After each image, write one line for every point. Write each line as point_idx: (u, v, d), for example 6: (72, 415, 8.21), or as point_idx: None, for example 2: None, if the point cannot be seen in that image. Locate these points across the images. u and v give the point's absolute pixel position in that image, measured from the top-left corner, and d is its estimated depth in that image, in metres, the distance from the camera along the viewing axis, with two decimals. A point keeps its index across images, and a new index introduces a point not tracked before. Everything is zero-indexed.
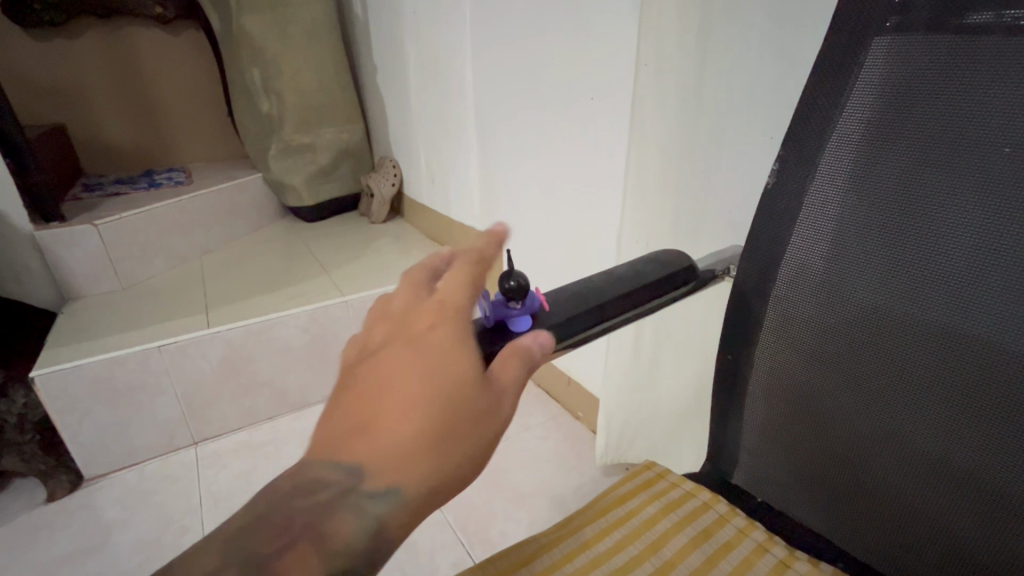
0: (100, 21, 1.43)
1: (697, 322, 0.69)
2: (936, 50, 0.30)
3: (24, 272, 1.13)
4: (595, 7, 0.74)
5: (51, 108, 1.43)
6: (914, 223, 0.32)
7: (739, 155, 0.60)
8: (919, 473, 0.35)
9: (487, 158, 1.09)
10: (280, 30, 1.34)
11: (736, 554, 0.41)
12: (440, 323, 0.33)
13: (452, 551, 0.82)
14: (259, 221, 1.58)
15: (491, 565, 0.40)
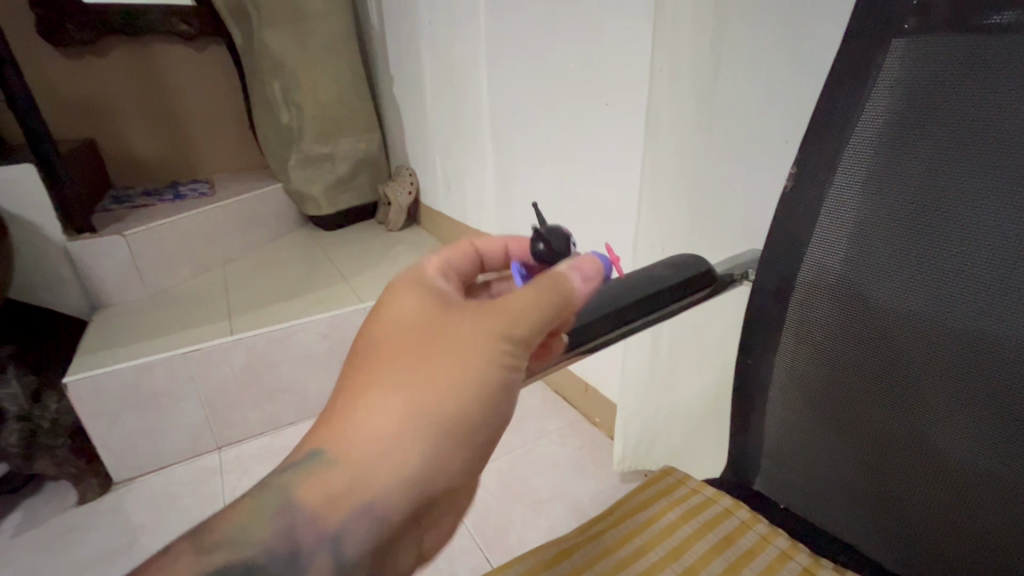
0: (128, 39, 1.48)
1: (715, 329, 0.69)
2: (955, 52, 0.30)
3: (57, 281, 1.17)
4: (608, 16, 0.74)
5: (81, 123, 1.49)
6: (936, 224, 0.32)
7: (757, 158, 0.59)
8: (946, 479, 0.34)
9: (502, 166, 1.10)
10: (299, 43, 1.37)
11: (758, 562, 0.40)
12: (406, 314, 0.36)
13: (470, 557, 0.82)
14: (279, 230, 1.62)
15: (511, 570, 0.41)
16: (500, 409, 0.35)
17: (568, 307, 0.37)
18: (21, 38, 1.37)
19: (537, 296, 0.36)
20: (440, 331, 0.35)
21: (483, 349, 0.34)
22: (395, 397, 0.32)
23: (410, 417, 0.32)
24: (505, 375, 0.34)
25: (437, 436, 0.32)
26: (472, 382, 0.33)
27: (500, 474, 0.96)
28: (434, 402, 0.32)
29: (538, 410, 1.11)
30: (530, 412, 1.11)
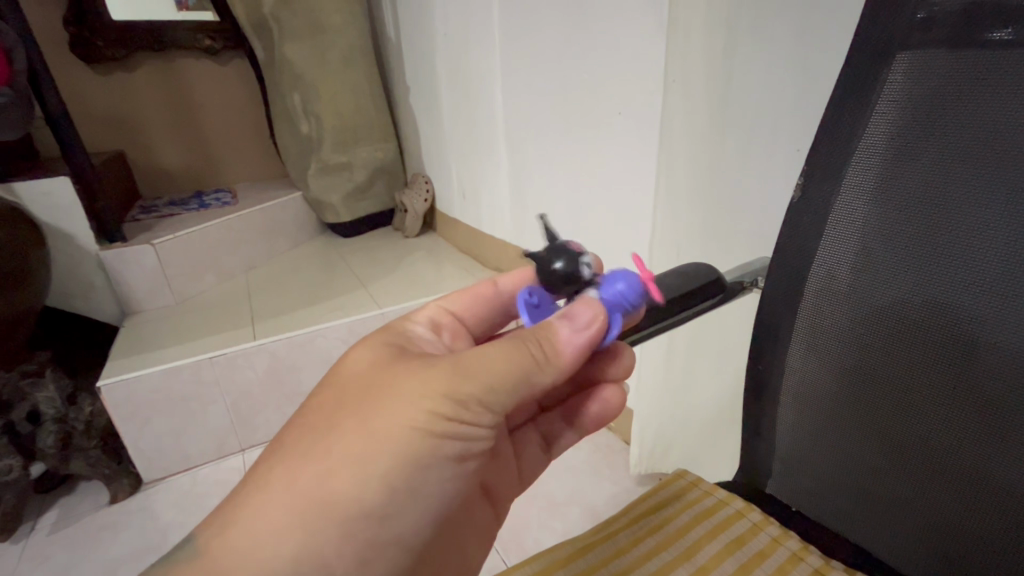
0: (155, 54, 1.54)
1: (729, 333, 0.69)
2: (957, 68, 0.31)
3: (89, 288, 1.23)
4: (621, 26, 0.76)
5: (112, 137, 1.55)
6: (940, 234, 0.33)
7: (768, 165, 0.60)
8: (953, 483, 0.34)
9: (516, 173, 1.12)
10: (319, 56, 1.41)
11: (770, 562, 0.41)
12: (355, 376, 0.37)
13: (486, 558, 0.84)
14: (299, 238, 1.66)
15: (527, 567, 0.42)
16: (413, 487, 0.35)
17: (532, 371, 0.36)
18: (55, 55, 1.43)
19: (504, 357, 0.36)
20: (373, 393, 0.35)
21: (406, 420, 0.34)
22: (305, 460, 0.34)
23: (314, 488, 0.33)
24: (423, 451, 0.35)
25: (335, 514, 0.33)
26: (385, 457, 0.34)
27: None
28: (339, 473, 0.33)
29: None
30: None
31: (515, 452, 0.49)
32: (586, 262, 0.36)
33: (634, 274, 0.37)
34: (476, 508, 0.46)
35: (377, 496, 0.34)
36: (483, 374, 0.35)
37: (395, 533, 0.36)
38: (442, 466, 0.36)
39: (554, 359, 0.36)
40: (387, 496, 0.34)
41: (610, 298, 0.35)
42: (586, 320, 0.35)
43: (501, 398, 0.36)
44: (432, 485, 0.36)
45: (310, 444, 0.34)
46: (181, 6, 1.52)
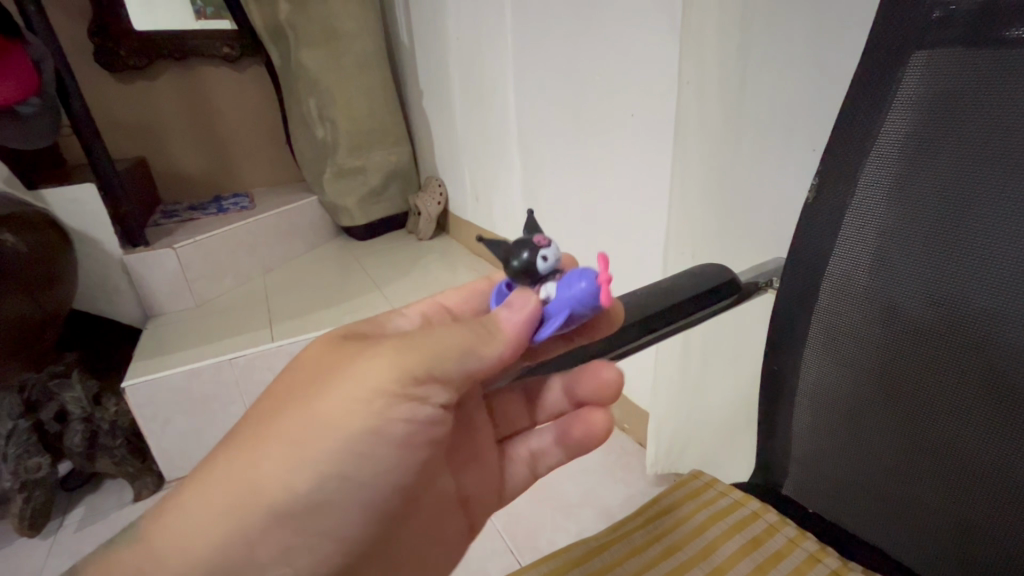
0: (176, 63, 1.57)
1: (744, 335, 0.69)
2: (974, 67, 0.31)
3: (114, 292, 1.26)
4: (633, 30, 0.76)
5: (134, 143, 1.59)
6: (958, 234, 0.33)
7: (782, 166, 0.60)
8: (975, 486, 0.34)
9: (529, 176, 1.12)
10: (334, 62, 1.44)
11: (786, 563, 0.41)
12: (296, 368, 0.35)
13: (501, 559, 0.84)
14: (315, 241, 1.68)
15: (544, 565, 0.43)
16: (355, 469, 0.34)
17: (478, 345, 0.34)
18: (80, 65, 1.47)
19: (450, 334, 0.34)
20: (320, 372, 0.34)
21: (347, 399, 0.32)
22: (252, 442, 0.33)
23: (252, 469, 0.32)
24: (366, 432, 0.33)
25: (271, 494, 0.32)
26: (326, 438, 0.32)
27: None
28: (280, 454, 0.32)
29: None
30: None
31: (499, 462, 0.46)
32: (544, 251, 0.34)
33: (593, 272, 0.33)
34: (448, 520, 0.41)
35: (317, 475, 0.33)
36: (429, 348, 0.33)
37: (337, 516, 0.34)
38: (386, 447, 0.34)
39: (497, 336, 0.34)
40: (328, 477, 0.33)
41: (560, 298, 0.33)
42: (519, 302, 0.34)
43: (452, 374, 0.34)
44: (377, 469, 0.34)
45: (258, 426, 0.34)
46: (199, 15, 1.55)
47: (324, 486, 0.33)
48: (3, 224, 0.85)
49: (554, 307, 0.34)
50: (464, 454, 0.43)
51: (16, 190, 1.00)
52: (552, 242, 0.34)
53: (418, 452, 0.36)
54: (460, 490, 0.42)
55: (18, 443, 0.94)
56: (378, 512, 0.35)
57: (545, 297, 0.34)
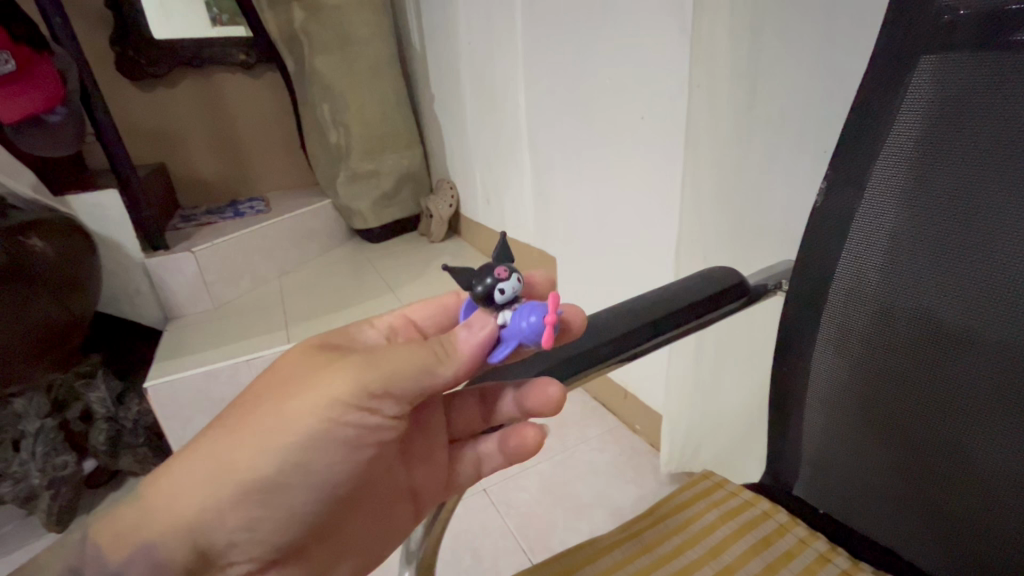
0: (194, 71, 1.61)
1: (755, 336, 0.69)
2: (982, 72, 0.31)
3: (135, 294, 1.30)
4: (643, 34, 0.77)
5: (154, 149, 1.63)
6: (967, 237, 0.33)
7: (792, 168, 0.60)
8: (986, 487, 0.34)
9: (539, 179, 1.13)
10: (347, 68, 1.46)
11: (797, 563, 0.41)
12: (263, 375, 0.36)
13: (513, 557, 0.85)
14: (328, 244, 1.71)
15: (556, 563, 0.43)
16: (307, 466, 0.34)
17: (436, 364, 0.33)
18: (101, 73, 1.51)
19: (404, 351, 0.33)
20: (291, 376, 0.35)
21: (308, 404, 0.33)
22: (224, 434, 0.35)
23: (219, 458, 0.34)
24: (318, 434, 0.34)
25: (230, 483, 0.34)
26: (282, 437, 0.33)
27: (542, 478, 0.99)
28: (244, 456, 0.34)
29: (579, 415, 1.13)
30: (571, 417, 1.13)
31: (449, 462, 0.44)
32: (501, 283, 0.33)
33: (544, 312, 0.32)
34: (396, 509, 0.42)
35: (272, 471, 0.34)
36: (387, 358, 0.33)
37: (286, 507, 0.35)
38: (337, 450, 0.34)
39: (452, 358, 0.34)
40: (283, 472, 0.34)
41: (511, 329, 0.33)
42: (476, 325, 0.34)
43: (406, 387, 0.33)
44: (327, 466, 0.35)
45: (234, 417, 0.35)
46: (216, 23, 1.58)
47: (282, 477, 0.34)
48: (31, 230, 0.88)
49: (505, 335, 0.33)
50: (415, 450, 0.42)
51: (43, 197, 1.03)
52: (516, 272, 0.33)
53: (368, 454, 0.36)
54: (411, 483, 0.42)
55: (45, 441, 0.97)
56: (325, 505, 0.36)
57: (500, 323, 0.34)
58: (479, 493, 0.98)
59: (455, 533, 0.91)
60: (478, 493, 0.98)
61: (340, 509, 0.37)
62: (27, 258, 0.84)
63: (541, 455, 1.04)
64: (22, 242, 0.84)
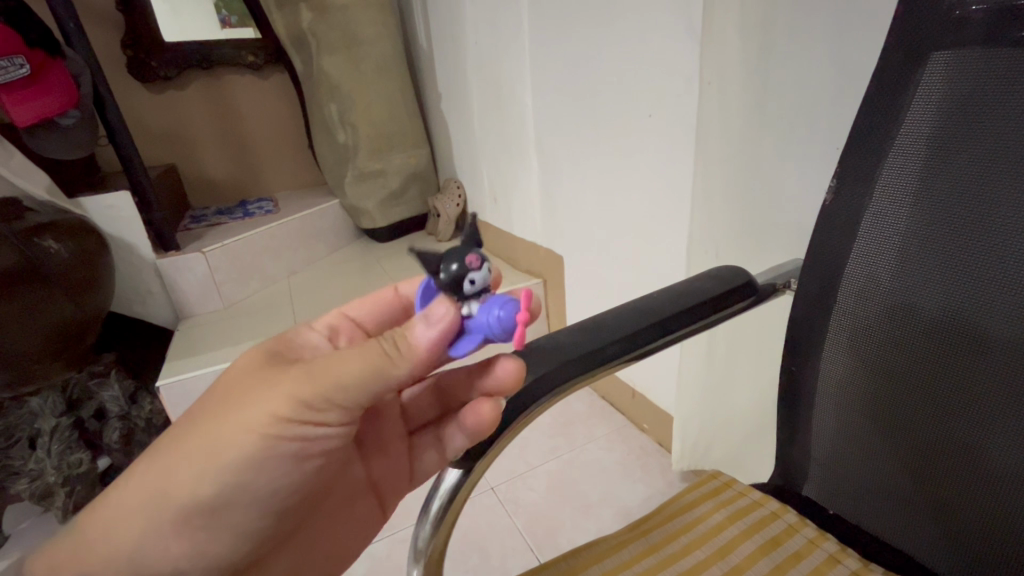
0: (203, 72, 1.62)
1: (765, 334, 0.69)
2: (993, 68, 0.31)
3: (147, 294, 1.31)
4: (651, 33, 0.76)
5: (164, 151, 1.65)
6: (980, 235, 0.32)
7: (800, 168, 0.60)
8: (999, 488, 0.34)
9: (547, 178, 1.13)
10: (354, 68, 1.47)
11: (806, 564, 0.41)
12: (212, 393, 0.37)
13: (521, 556, 0.85)
14: (336, 243, 1.72)
15: (564, 561, 0.43)
16: (250, 482, 0.36)
17: (380, 368, 0.33)
18: (112, 76, 1.52)
19: (349, 356, 0.33)
20: (239, 393, 0.36)
21: (246, 423, 0.34)
22: (175, 442, 0.36)
23: (164, 477, 0.36)
24: (258, 451, 0.35)
25: (208, 485, 0.35)
26: (222, 457, 0.35)
27: (550, 477, 0.99)
28: (187, 464, 0.35)
29: (587, 414, 1.13)
30: (579, 415, 1.13)
31: (409, 451, 0.48)
32: (473, 273, 0.32)
33: (512, 312, 0.31)
34: (358, 503, 0.46)
35: (216, 488, 0.35)
36: (324, 372, 0.33)
37: (235, 520, 0.37)
38: (278, 464, 0.36)
39: (406, 355, 0.33)
40: (227, 488, 0.35)
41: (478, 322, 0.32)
42: (435, 318, 0.32)
43: (344, 397, 0.34)
44: (275, 479, 0.36)
45: (183, 429, 0.36)
46: (225, 24, 1.60)
47: (238, 488, 0.36)
48: (46, 231, 0.89)
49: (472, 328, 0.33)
50: (371, 444, 0.46)
51: (57, 199, 1.04)
52: (484, 263, 0.32)
53: (313, 464, 0.37)
54: (368, 474, 0.46)
55: (61, 439, 0.98)
56: (272, 514, 0.38)
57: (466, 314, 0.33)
58: (487, 492, 0.98)
59: (464, 532, 0.91)
60: (486, 491, 0.98)
61: (294, 513, 0.40)
62: (41, 259, 0.86)
63: (549, 453, 1.04)
64: (38, 243, 0.86)
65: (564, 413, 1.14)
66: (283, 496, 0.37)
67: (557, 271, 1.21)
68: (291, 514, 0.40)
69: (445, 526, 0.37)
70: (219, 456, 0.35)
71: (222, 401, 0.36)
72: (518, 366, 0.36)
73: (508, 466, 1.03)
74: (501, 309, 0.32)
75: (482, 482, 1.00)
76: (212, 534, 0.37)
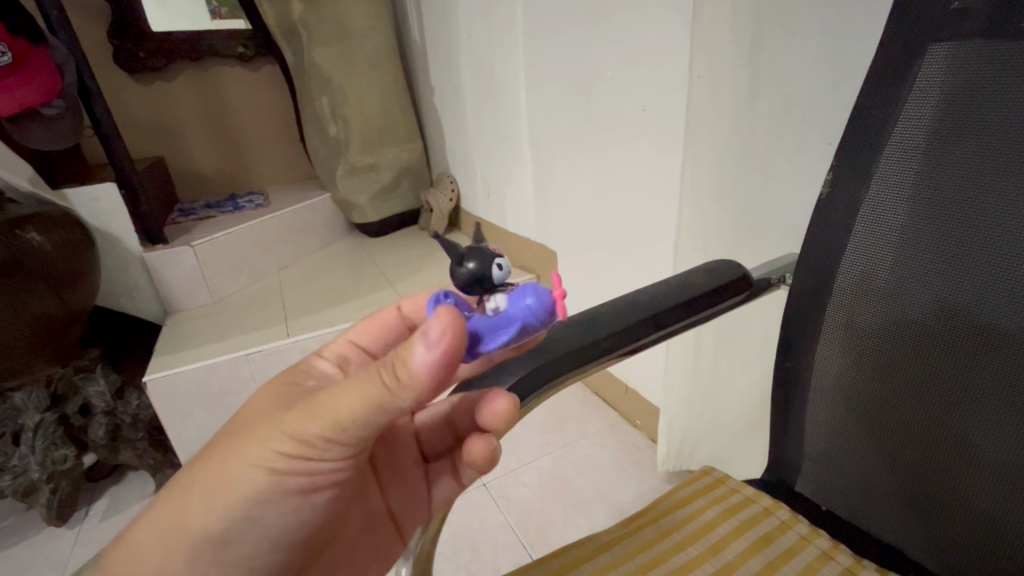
0: (191, 63, 1.59)
1: (755, 331, 0.69)
2: (992, 59, 0.30)
3: (134, 289, 1.29)
4: (645, 27, 0.76)
5: (152, 143, 1.62)
6: (976, 229, 0.32)
7: (794, 163, 0.59)
8: (992, 483, 0.33)
9: (540, 174, 1.13)
10: (346, 59, 1.45)
11: (800, 560, 0.41)
12: (213, 446, 0.36)
13: (513, 552, 0.85)
14: (327, 238, 1.70)
15: (557, 559, 0.43)
16: (260, 515, 0.35)
17: (385, 402, 0.31)
18: (98, 65, 1.49)
19: (352, 392, 0.31)
20: (241, 434, 0.35)
21: (252, 459, 0.33)
22: (180, 482, 0.35)
23: (174, 512, 0.34)
24: (265, 486, 0.34)
25: (195, 497, 0.34)
26: (230, 494, 0.34)
27: (542, 473, 0.99)
28: (196, 504, 0.34)
29: (578, 410, 1.13)
30: (570, 411, 1.13)
31: (426, 479, 0.47)
32: (500, 261, 0.36)
33: (546, 287, 0.35)
34: (379, 534, 0.44)
35: (226, 518, 0.34)
36: (330, 413, 0.32)
37: (244, 552, 0.35)
38: (284, 498, 0.35)
39: (406, 385, 0.31)
40: (238, 522, 0.34)
41: (515, 310, 0.35)
42: (437, 335, 0.30)
43: (349, 435, 0.33)
44: (284, 514, 0.35)
45: (187, 475, 0.35)
46: (215, 15, 1.57)
47: (250, 514, 0.34)
48: (29, 222, 0.87)
49: (506, 318, 0.35)
50: (386, 473, 0.45)
51: (40, 190, 1.02)
52: (500, 258, 0.36)
53: (322, 495, 0.36)
54: (388, 505, 0.45)
55: (45, 436, 0.97)
56: (287, 545, 0.37)
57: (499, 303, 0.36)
58: (479, 488, 0.98)
59: (455, 529, 0.90)
60: (479, 488, 0.98)
61: (310, 543, 0.38)
62: (24, 252, 0.83)
63: (541, 450, 1.04)
64: (20, 235, 0.84)
65: (555, 409, 1.14)
66: (293, 522, 0.36)
67: (549, 266, 1.20)
68: (308, 542, 0.38)
69: (434, 528, 0.37)
70: (223, 495, 0.34)
71: (224, 443, 0.35)
72: (510, 403, 0.35)
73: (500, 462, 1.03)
74: (536, 296, 0.35)
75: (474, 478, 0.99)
76: (222, 566, 0.35)
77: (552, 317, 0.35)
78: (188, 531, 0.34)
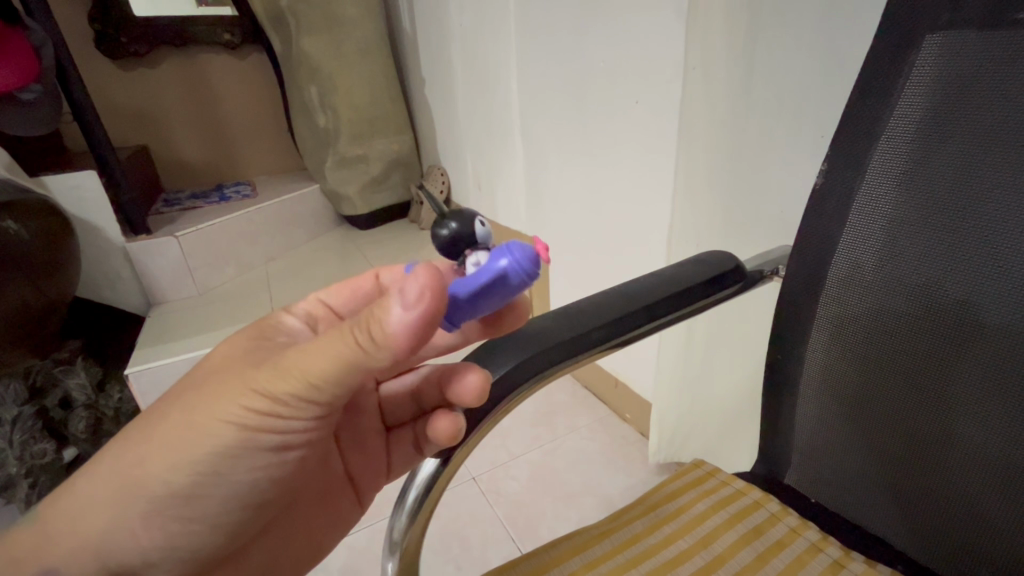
0: (175, 49, 1.55)
1: (746, 325, 0.69)
2: (987, 50, 0.30)
3: (116, 279, 1.26)
4: (641, 17, 0.75)
5: (134, 130, 1.58)
6: (968, 223, 0.32)
7: (787, 156, 0.59)
8: (978, 474, 0.34)
9: (531, 167, 1.12)
10: (335, 48, 1.42)
11: (789, 552, 0.41)
12: (173, 403, 0.35)
13: (502, 546, 0.85)
14: (316, 230, 1.68)
15: (544, 552, 0.42)
16: (227, 472, 0.34)
17: (358, 360, 0.29)
18: (78, 50, 1.45)
19: (325, 346, 0.30)
20: (207, 388, 0.34)
21: (220, 413, 0.32)
22: (139, 437, 0.34)
23: (135, 477, 0.34)
24: (233, 442, 0.33)
25: (161, 471, 0.33)
26: (195, 447, 0.33)
27: (532, 466, 0.98)
28: (160, 460, 0.33)
29: (568, 404, 1.12)
30: (560, 405, 1.12)
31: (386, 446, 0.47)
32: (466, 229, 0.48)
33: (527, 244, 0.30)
34: (338, 498, 0.45)
35: (191, 477, 0.34)
36: (300, 369, 0.30)
37: (211, 511, 0.35)
38: (255, 456, 0.34)
39: (380, 345, 0.28)
40: (205, 479, 0.34)
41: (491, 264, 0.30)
42: (415, 295, 0.28)
43: (323, 394, 0.32)
44: (251, 471, 0.35)
45: (147, 429, 0.34)
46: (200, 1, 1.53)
47: (216, 476, 0.34)
48: (6, 210, 0.84)
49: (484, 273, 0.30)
50: (348, 440, 0.45)
51: (17, 176, 0.99)
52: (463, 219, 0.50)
53: (292, 454, 0.35)
54: (347, 469, 0.45)
55: (24, 429, 0.93)
56: (253, 507, 0.37)
57: None
58: (468, 482, 0.97)
59: (444, 522, 0.90)
60: (467, 481, 0.97)
61: (273, 505, 0.38)
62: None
63: (530, 443, 1.04)
64: None
65: (544, 402, 1.14)
66: (261, 483, 0.36)
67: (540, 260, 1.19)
68: (271, 504, 0.38)
69: (423, 516, 0.35)
70: (186, 448, 0.33)
71: (190, 397, 0.34)
72: (482, 378, 0.34)
73: (489, 455, 1.02)
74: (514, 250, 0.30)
75: (463, 472, 0.99)
76: (190, 531, 0.35)
77: (540, 271, 0.30)
78: (160, 500, 0.34)
